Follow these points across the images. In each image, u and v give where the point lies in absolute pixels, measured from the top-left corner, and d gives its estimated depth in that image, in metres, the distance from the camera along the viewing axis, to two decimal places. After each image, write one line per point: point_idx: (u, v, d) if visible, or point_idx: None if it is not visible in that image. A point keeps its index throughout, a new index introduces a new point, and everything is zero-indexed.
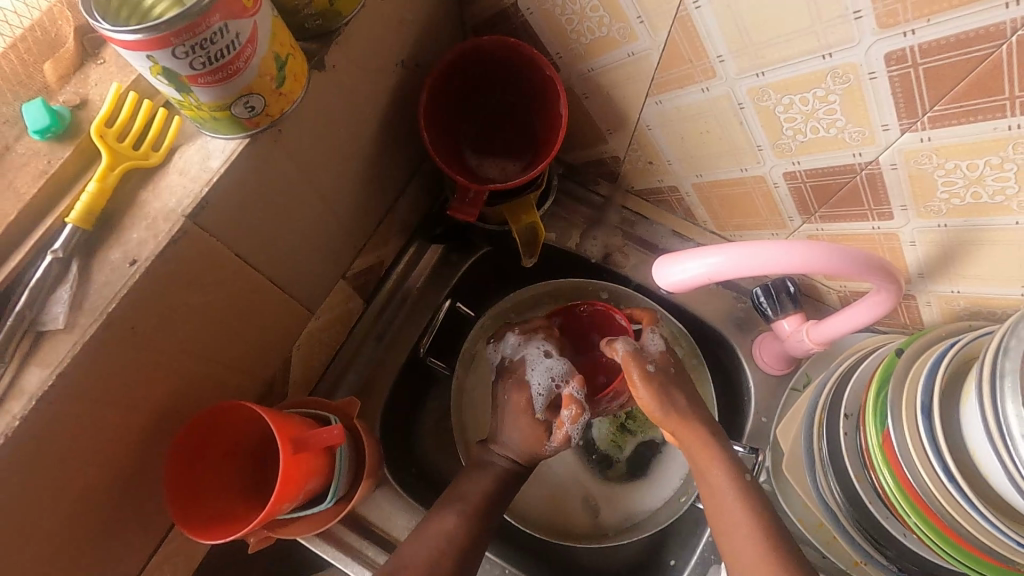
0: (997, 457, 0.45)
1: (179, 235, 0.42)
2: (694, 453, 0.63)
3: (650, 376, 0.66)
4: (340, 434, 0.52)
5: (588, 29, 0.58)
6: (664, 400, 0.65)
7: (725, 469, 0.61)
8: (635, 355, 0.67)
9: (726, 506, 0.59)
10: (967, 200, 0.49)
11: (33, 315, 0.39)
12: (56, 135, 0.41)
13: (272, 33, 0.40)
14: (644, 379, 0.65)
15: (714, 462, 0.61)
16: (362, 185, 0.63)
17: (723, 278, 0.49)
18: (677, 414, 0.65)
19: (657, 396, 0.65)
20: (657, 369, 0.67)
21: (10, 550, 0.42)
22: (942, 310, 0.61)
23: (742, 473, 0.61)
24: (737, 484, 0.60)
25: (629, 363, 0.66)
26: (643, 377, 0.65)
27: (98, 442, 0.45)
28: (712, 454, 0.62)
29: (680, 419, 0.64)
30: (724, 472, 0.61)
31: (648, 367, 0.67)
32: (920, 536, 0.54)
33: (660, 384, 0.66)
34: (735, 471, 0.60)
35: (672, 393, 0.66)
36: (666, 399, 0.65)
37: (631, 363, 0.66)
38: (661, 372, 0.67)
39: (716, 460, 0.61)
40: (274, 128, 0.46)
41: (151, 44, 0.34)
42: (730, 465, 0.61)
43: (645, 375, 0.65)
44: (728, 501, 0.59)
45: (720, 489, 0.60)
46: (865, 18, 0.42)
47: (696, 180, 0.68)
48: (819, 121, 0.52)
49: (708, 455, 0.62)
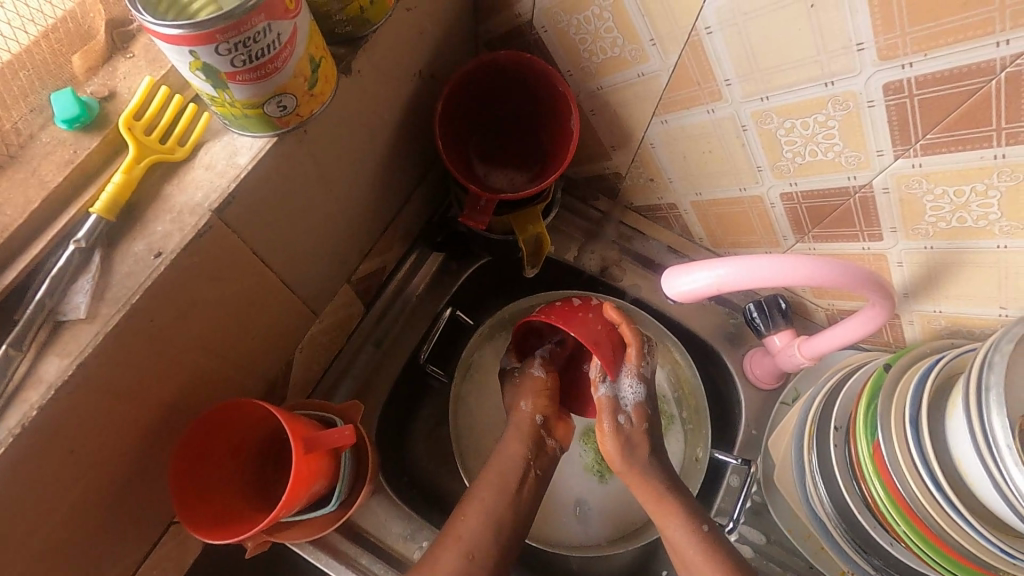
0: (985, 468, 0.47)
1: (205, 229, 0.43)
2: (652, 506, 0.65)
3: (620, 429, 0.68)
4: (350, 434, 0.53)
5: (600, 49, 0.60)
6: (628, 455, 0.67)
7: (682, 520, 0.63)
8: (610, 405, 0.69)
9: (687, 554, 0.61)
10: (952, 224, 0.53)
11: (54, 303, 0.40)
12: (83, 125, 0.44)
13: (309, 35, 0.41)
14: (613, 433, 0.67)
15: (670, 516, 0.63)
16: (372, 190, 0.64)
17: (729, 288, 0.52)
18: (637, 470, 0.67)
19: (621, 449, 0.67)
20: (629, 423, 0.69)
21: (13, 539, 0.42)
22: (924, 329, 0.64)
23: (699, 521, 0.63)
24: (693, 533, 0.62)
25: (602, 412, 0.69)
26: (613, 428, 0.68)
27: (107, 432, 0.45)
28: (670, 509, 0.64)
29: (640, 477, 0.67)
30: (680, 519, 0.63)
31: (619, 419, 0.68)
32: (909, 544, 0.56)
33: (627, 438, 0.68)
34: (693, 516, 0.63)
35: (639, 450, 0.68)
36: (629, 452, 0.67)
37: (604, 412, 0.68)
38: (633, 427, 0.68)
39: (673, 514, 0.63)
40: (300, 129, 0.46)
41: (194, 40, 0.34)
42: (686, 517, 0.63)
43: (613, 429, 0.67)
44: (691, 555, 0.61)
45: (676, 543, 0.62)
46: (867, 50, 0.46)
47: (695, 198, 0.70)
48: (817, 144, 0.54)
49: (663, 509, 0.64)
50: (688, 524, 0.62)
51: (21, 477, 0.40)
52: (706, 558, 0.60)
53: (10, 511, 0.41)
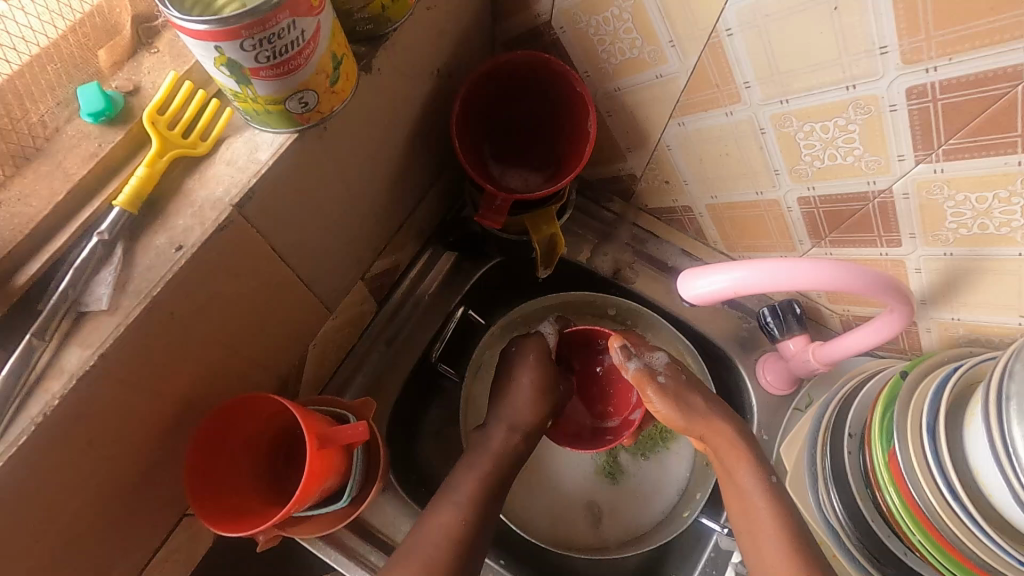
0: (1002, 478, 0.46)
1: (225, 224, 0.43)
2: (722, 453, 0.64)
3: (665, 387, 0.67)
4: (364, 431, 0.53)
5: (619, 50, 0.60)
6: (683, 406, 0.66)
7: (753, 469, 0.62)
8: (646, 373, 0.68)
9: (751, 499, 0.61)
10: (974, 230, 0.52)
11: (77, 294, 0.41)
12: (108, 119, 0.44)
13: (332, 33, 0.41)
14: (659, 395, 0.67)
15: (742, 462, 0.63)
16: (388, 187, 0.64)
17: (747, 291, 0.51)
18: (701, 418, 0.66)
19: (674, 405, 0.66)
20: (668, 379, 0.68)
21: (32, 528, 0.43)
22: (941, 337, 0.63)
23: (769, 472, 0.62)
24: (763, 483, 0.61)
25: (641, 381, 0.68)
26: (660, 390, 0.67)
27: (126, 423, 0.45)
28: (741, 454, 0.63)
29: (705, 423, 0.66)
30: None
31: (660, 378, 0.68)
32: (923, 554, 0.55)
33: (674, 393, 0.67)
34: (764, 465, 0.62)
35: (690, 399, 0.67)
36: (684, 406, 0.66)
37: (644, 380, 0.68)
38: (675, 380, 0.68)
39: (746, 461, 0.63)
40: (320, 126, 0.47)
41: (220, 36, 0.34)
42: (758, 465, 0.62)
43: (658, 391, 0.67)
44: (754, 502, 0.60)
45: (745, 488, 0.61)
46: (890, 54, 0.45)
47: (710, 202, 0.70)
48: (837, 148, 0.54)
49: (736, 454, 0.63)
50: (759, 471, 0.62)
51: (40, 466, 0.40)
52: (772, 515, 0.59)
53: (30, 500, 0.41)
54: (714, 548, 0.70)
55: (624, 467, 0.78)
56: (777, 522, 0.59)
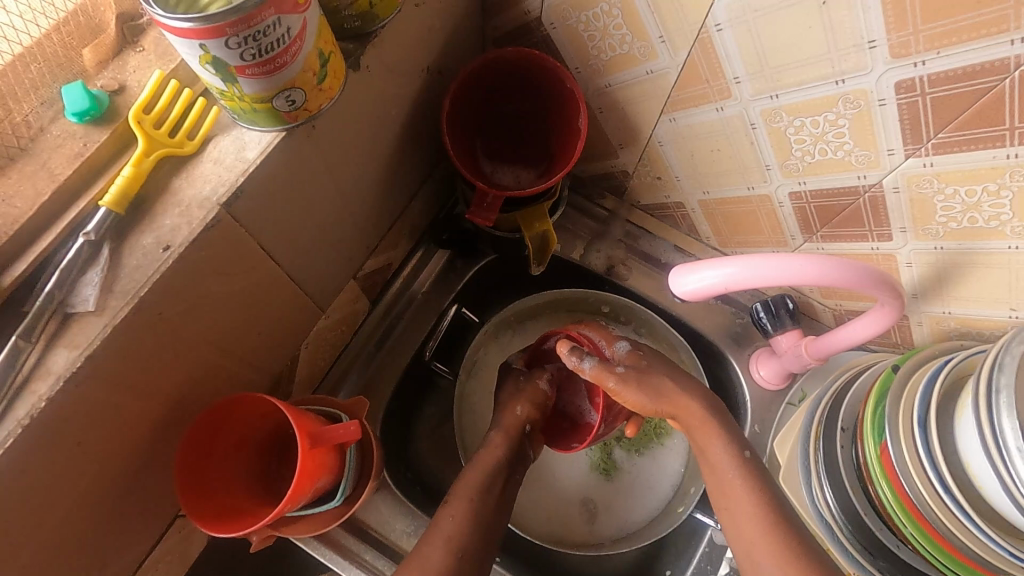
0: (993, 470, 0.46)
1: (213, 223, 0.43)
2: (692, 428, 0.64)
3: (626, 377, 0.66)
4: (356, 430, 0.53)
5: (609, 46, 0.60)
6: (649, 391, 0.66)
7: (724, 445, 0.62)
8: (603, 368, 0.66)
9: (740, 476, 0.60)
10: (963, 224, 0.52)
11: (63, 295, 0.41)
12: (93, 118, 0.44)
13: (318, 30, 0.41)
14: (623, 385, 0.66)
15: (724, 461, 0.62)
16: (379, 185, 0.63)
17: (737, 287, 0.51)
18: (670, 396, 0.66)
19: (639, 392, 0.66)
20: (628, 368, 0.68)
21: (20, 531, 0.43)
22: (933, 330, 0.63)
23: (742, 447, 0.61)
24: (736, 455, 0.61)
25: (601, 377, 0.66)
26: (620, 380, 0.66)
27: (115, 424, 0.45)
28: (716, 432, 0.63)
29: (673, 403, 0.66)
30: None
31: (619, 369, 0.67)
32: (916, 547, 0.55)
33: (636, 379, 0.66)
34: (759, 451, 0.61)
35: (654, 382, 0.67)
36: (650, 390, 0.66)
37: (603, 376, 0.66)
38: (635, 369, 0.68)
39: (723, 437, 0.63)
40: (309, 124, 0.46)
41: (204, 33, 0.34)
42: (744, 452, 0.62)
43: (620, 381, 0.66)
44: (731, 478, 0.60)
45: (717, 464, 0.61)
46: (879, 48, 0.45)
47: (702, 197, 0.70)
48: (827, 143, 0.54)
49: (705, 428, 0.64)
50: (735, 450, 0.61)
51: (28, 468, 0.40)
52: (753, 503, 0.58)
53: (17, 502, 0.41)
54: (710, 542, 0.70)
55: (618, 464, 0.78)
56: (763, 505, 0.57)
